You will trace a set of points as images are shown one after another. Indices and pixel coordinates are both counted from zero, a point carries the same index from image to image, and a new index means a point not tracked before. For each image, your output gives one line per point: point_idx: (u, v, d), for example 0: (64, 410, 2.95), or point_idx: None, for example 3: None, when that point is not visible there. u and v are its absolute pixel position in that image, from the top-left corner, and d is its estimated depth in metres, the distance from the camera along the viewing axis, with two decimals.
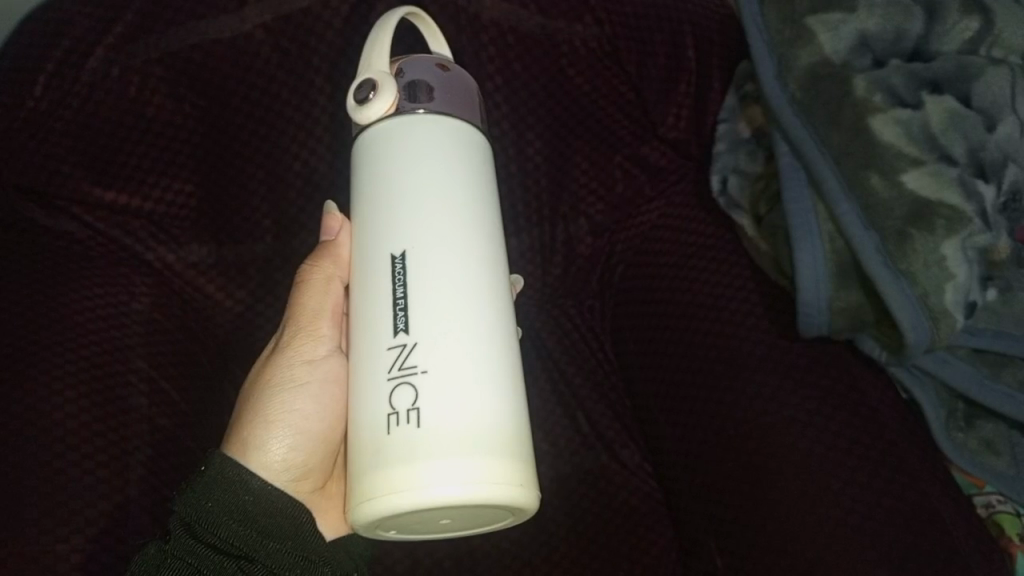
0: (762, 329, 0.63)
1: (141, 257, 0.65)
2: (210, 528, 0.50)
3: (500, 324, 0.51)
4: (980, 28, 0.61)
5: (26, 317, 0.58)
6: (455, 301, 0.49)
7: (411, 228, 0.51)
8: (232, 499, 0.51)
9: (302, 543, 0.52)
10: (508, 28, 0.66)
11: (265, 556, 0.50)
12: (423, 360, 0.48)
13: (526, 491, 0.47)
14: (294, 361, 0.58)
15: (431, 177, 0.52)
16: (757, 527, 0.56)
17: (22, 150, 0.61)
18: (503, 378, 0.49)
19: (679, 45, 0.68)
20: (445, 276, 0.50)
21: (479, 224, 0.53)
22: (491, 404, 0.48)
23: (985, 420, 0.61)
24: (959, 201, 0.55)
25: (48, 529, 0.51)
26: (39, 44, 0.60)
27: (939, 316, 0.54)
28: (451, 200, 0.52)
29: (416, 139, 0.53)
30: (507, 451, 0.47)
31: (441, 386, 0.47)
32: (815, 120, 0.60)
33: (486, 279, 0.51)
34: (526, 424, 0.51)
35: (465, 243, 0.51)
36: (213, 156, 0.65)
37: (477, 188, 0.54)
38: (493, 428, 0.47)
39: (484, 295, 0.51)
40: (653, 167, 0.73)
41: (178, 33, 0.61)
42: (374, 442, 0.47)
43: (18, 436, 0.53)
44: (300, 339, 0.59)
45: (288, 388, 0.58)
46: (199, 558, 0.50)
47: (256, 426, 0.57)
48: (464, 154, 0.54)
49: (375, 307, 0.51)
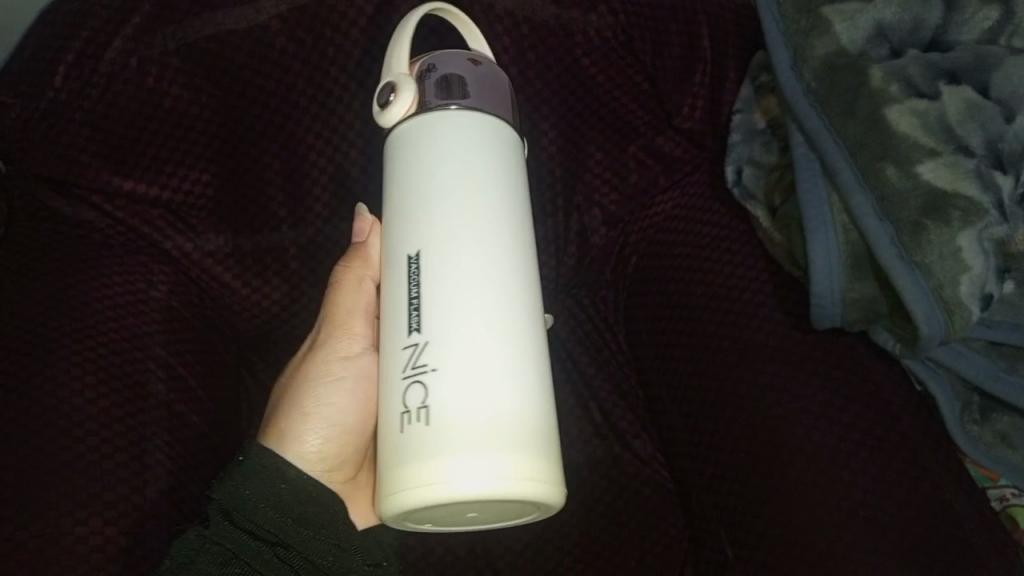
0: (775, 320, 0.63)
1: (159, 245, 0.65)
2: (247, 514, 0.51)
3: (524, 317, 0.51)
4: (1000, 17, 0.60)
5: (47, 304, 0.59)
6: (470, 293, 0.50)
7: (434, 222, 0.52)
8: (270, 487, 0.52)
9: (335, 531, 0.53)
10: (523, 18, 0.66)
11: (300, 544, 0.51)
12: (445, 353, 0.48)
13: (548, 485, 0.47)
14: (329, 357, 0.59)
15: (448, 171, 0.53)
16: (769, 518, 0.56)
17: (42, 139, 0.62)
18: (519, 371, 0.49)
19: (695, 35, 0.68)
20: (467, 268, 0.50)
21: (503, 217, 0.53)
22: (512, 397, 0.48)
23: (999, 413, 0.60)
24: (977, 194, 0.54)
25: (68, 511, 0.52)
26: (59, 34, 0.61)
27: (954, 309, 0.54)
28: (478, 193, 0.52)
29: (440, 134, 0.54)
30: (528, 444, 0.47)
31: (454, 382, 0.47)
32: (830, 110, 0.59)
33: (509, 272, 0.51)
34: (551, 417, 0.50)
35: (490, 237, 0.52)
36: (229, 146, 0.66)
37: (500, 180, 0.54)
38: (513, 421, 0.47)
39: (508, 287, 0.51)
40: (668, 156, 0.73)
41: (195, 23, 0.62)
42: (399, 433, 0.48)
43: (38, 422, 0.54)
44: (334, 337, 0.60)
45: (324, 381, 0.59)
46: (236, 544, 0.50)
47: (292, 419, 0.58)
48: (481, 147, 0.54)
49: (399, 303, 0.52)
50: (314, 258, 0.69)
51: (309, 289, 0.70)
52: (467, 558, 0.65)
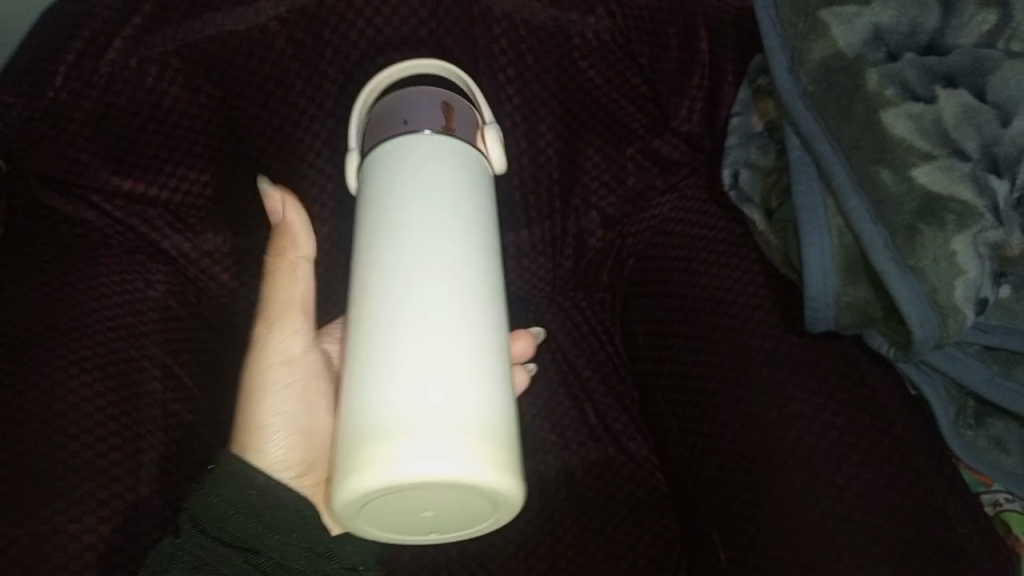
0: (770, 324, 0.63)
1: (158, 245, 0.66)
2: (218, 521, 0.51)
3: (489, 313, 0.50)
4: (998, 21, 0.60)
5: (45, 303, 0.60)
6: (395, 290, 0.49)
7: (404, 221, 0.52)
8: (239, 493, 0.52)
9: (308, 535, 0.52)
10: (521, 20, 0.66)
11: (271, 549, 0.51)
12: (407, 338, 0.47)
13: (510, 474, 0.45)
14: (270, 364, 0.61)
15: (386, 187, 0.54)
16: (760, 521, 0.56)
17: (42, 139, 0.62)
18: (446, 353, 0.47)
19: (693, 38, 0.68)
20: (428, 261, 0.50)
21: (440, 212, 0.52)
22: (475, 384, 0.46)
23: (995, 418, 0.61)
24: (971, 196, 0.54)
25: (61, 508, 0.52)
26: (60, 35, 0.62)
27: (949, 313, 0.54)
28: (450, 196, 0.53)
29: (384, 160, 0.56)
30: (475, 430, 0.45)
31: (373, 378, 0.47)
32: (827, 114, 0.60)
33: (475, 271, 0.51)
34: (493, 398, 0.47)
35: (458, 236, 0.52)
36: (228, 147, 0.66)
37: (462, 190, 0.55)
38: (474, 406, 0.45)
39: (468, 281, 0.50)
40: (666, 159, 0.73)
41: (194, 25, 0.62)
42: (355, 418, 0.46)
43: (34, 419, 0.54)
44: (270, 334, 0.61)
45: (275, 386, 0.61)
46: (208, 551, 0.51)
47: (251, 427, 0.60)
48: (419, 160, 0.55)
49: (364, 293, 0.51)
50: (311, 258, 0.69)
51: None
52: (460, 558, 0.65)
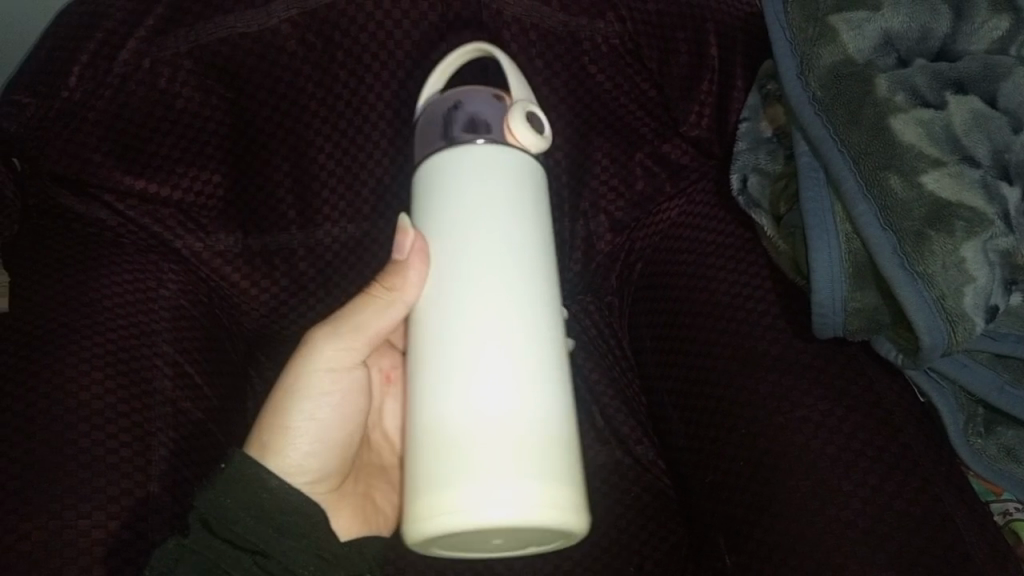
0: (777, 329, 0.63)
1: (170, 244, 0.66)
2: (227, 523, 0.51)
3: (552, 344, 0.51)
4: (1011, 27, 0.59)
5: (58, 300, 0.61)
6: (464, 329, 0.49)
7: (467, 251, 0.51)
8: (251, 496, 0.52)
9: (317, 541, 0.52)
10: (530, 24, 0.67)
11: (280, 553, 0.51)
12: (474, 378, 0.48)
13: (578, 515, 0.47)
14: (316, 368, 0.56)
15: (446, 212, 0.52)
16: (766, 527, 0.56)
17: (57, 138, 0.63)
18: (514, 397, 0.47)
19: (703, 43, 0.68)
20: (492, 297, 0.50)
21: (501, 242, 0.51)
22: (541, 424, 0.47)
23: (1004, 426, 0.60)
24: (981, 205, 0.54)
25: (72, 503, 0.53)
26: (75, 36, 0.63)
27: (957, 320, 0.53)
28: (512, 222, 0.52)
29: (441, 179, 0.54)
30: (547, 474, 0.46)
31: (444, 421, 0.48)
32: (837, 120, 0.59)
33: (540, 303, 0.51)
34: (559, 435, 0.48)
35: (524, 266, 0.51)
36: (239, 148, 0.67)
37: (521, 208, 0.53)
38: (542, 449, 0.47)
39: (531, 314, 0.50)
40: (674, 164, 0.73)
41: (207, 27, 0.63)
42: (430, 458, 0.47)
43: (47, 414, 0.55)
44: (327, 346, 0.56)
45: (310, 397, 0.57)
46: (216, 552, 0.50)
47: (272, 433, 0.56)
48: (477, 180, 0.53)
49: (429, 325, 0.51)
50: (321, 259, 0.69)
51: (316, 289, 0.70)
52: (466, 560, 0.65)
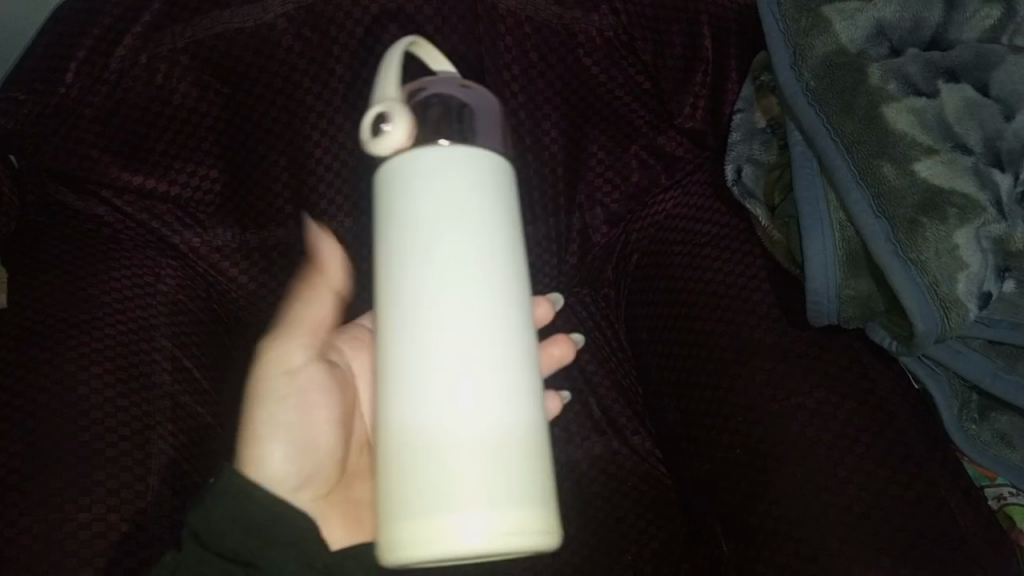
0: (773, 319, 0.63)
1: (167, 239, 0.67)
2: (217, 537, 0.49)
3: (524, 355, 0.48)
4: (1002, 16, 0.60)
5: (56, 295, 0.61)
6: (433, 351, 0.46)
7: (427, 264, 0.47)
8: (238, 510, 0.49)
9: (308, 551, 0.51)
10: (524, 18, 0.67)
11: (270, 566, 0.49)
12: (440, 396, 0.45)
13: (551, 530, 0.45)
14: (271, 370, 0.54)
15: (410, 219, 0.48)
16: (762, 512, 0.57)
17: (54, 134, 0.63)
18: (488, 425, 0.45)
19: (697, 35, 0.68)
20: (461, 316, 0.46)
21: (472, 252, 0.47)
22: (514, 439, 0.45)
23: (999, 413, 0.61)
24: (973, 190, 0.54)
25: (73, 496, 0.53)
26: (71, 33, 0.63)
27: (951, 306, 0.54)
28: (472, 233, 0.48)
29: (406, 185, 0.48)
30: (520, 499, 0.44)
31: (416, 444, 0.45)
32: (829, 109, 0.60)
33: (509, 310, 0.48)
34: (532, 459, 0.46)
35: (490, 275, 0.47)
36: (236, 143, 0.67)
37: (487, 215, 0.48)
38: (514, 471, 0.45)
39: (502, 333, 0.47)
40: (669, 156, 0.74)
41: (202, 22, 0.62)
42: (400, 483, 0.45)
43: (46, 408, 0.56)
44: (270, 346, 0.54)
45: (271, 399, 0.54)
46: (210, 567, 0.49)
47: (247, 441, 0.53)
48: (442, 187, 0.48)
49: (395, 343, 0.47)
50: None
51: None
52: None
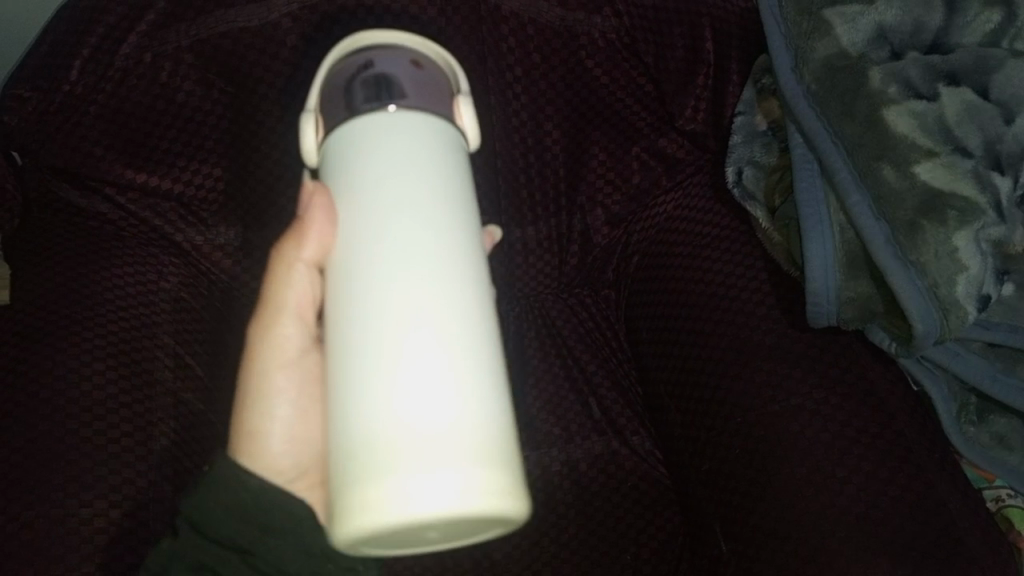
0: (773, 320, 0.63)
1: (170, 237, 0.67)
2: (214, 525, 0.49)
3: (481, 308, 0.44)
4: (1002, 20, 0.60)
5: (60, 291, 0.61)
6: (375, 308, 0.43)
7: (374, 224, 0.45)
8: (233, 504, 0.49)
9: (306, 538, 0.50)
10: (527, 19, 0.67)
11: (265, 553, 0.49)
12: (383, 357, 0.42)
13: (515, 493, 0.41)
14: (264, 362, 0.55)
15: (356, 178, 0.46)
16: (761, 513, 0.57)
17: (59, 132, 0.63)
18: (436, 382, 0.41)
19: (698, 38, 0.68)
20: (407, 269, 0.43)
21: (416, 204, 0.45)
22: (471, 404, 0.41)
23: (998, 415, 0.61)
24: (973, 193, 0.55)
25: (74, 492, 0.53)
26: (75, 31, 0.63)
27: (950, 308, 0.54)
28: (420, 186, 0.45)
29: (351, 143, 0.47)
30: (476, 455, 0.40)
31: (361, 409, 0.42)
32: (830, 112, 0.60)
33: (461, 262, 0.45)
34: (490, 415, 0.42)
35: (442, 236, 0.45)
36: (241, 141, 0.67)
37: (435, 167, 0.46)
38: (468, 426, 0.41)
39: (451, 283, 0.43)
40: (670, 157, 0.74)
41: (207, 20, 0.62)
42: (349, 451, 0.42)
43: (49, 405, 0.56)
44: (262, 334, 0.55)
45: (265, 391, 0.54)
46: (205, 554, 0.49)
47: (241, 432, 0.54)
48: (385, 139, 0.46)
49: (342, 307, 0.45)
50: None
51: None
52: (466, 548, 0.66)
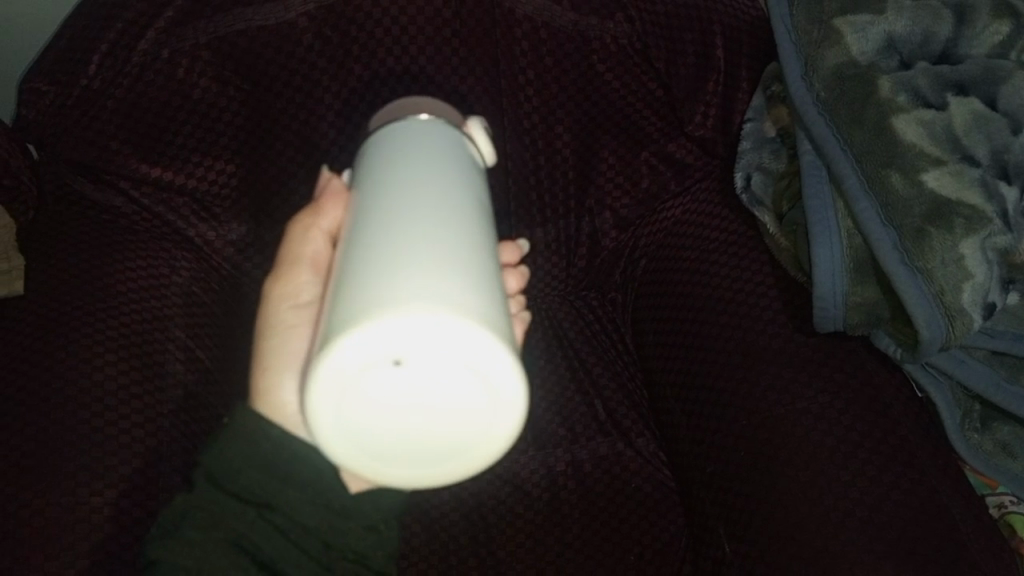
0: (779, 324, 0.64)
1: (182, 232, 0.68)
2: (230, 476, 0.50)
3: (469, 207, 0.45)
4: (1011, 31, 0.61)
5: (74, 282, 0.62)
6: (370, 204, 0.45)
7: (380, 160, 0.49)
8: (250, 474, 0.50)
9: (324, 493, 0.51)
10: (541, 23, 0.68)
11: (285, 504, 0.50)
12: (369, 230, 0.43)
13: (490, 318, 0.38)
14: (279, 308, 0.58)
15: (373, 145, 0.52)
16: (766, 514, 0.57)
17: (75, 125, 0.64)
18: (414, 232, 0.41)
19: (710, 46, 0.69)
20: (399, 175, 0.46)
21: (419, 146, 0.49)
22: (454, 253, 0.40)
23: (1001, 423, 0.61)
24: (979, 202, 0.55)
25: (84, 481, 0.54)
26: (93, 26, 0.63)
27: (956, 315, 0.55)
28: (422, 138, 0.50)
29: (374, 135, 0.53)
30: (444, 276, 0.38)
31: (344, 273, 0.42)
32: (840, 120, 0.61)
33: (451, 175, 0.47)
34: (470, 263, 0.41)
35: (436, 160, 0.48)
36: (255, 139, 0.68)
37: (439, 135, 0.51)
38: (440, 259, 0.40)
39: (440, 183, 0.46)
40: (679, 162, 0.75)
41: (226, 19, 0.63)
42: (328, 310, 0.41)
43: (62, 395, 0.56)
44: (279, 286, 0.58)
45: (279, 332, 0.57)
46: (221, 506, 0.50)
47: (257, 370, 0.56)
48: (401, 122, 0.53)
49: (346, 226, 0.47)
50: None
51: None
52: (470, 546, 0.67)
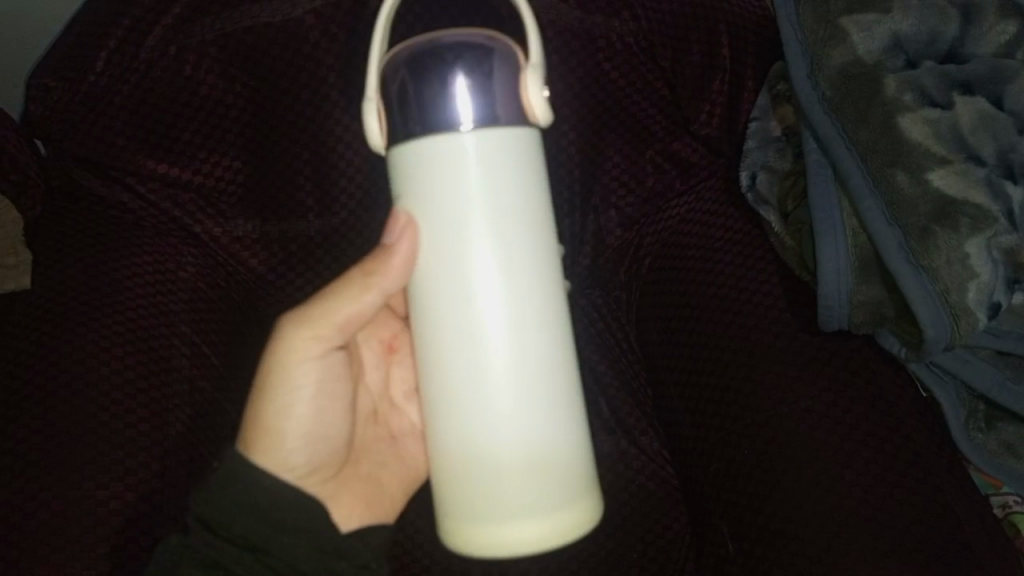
0: (784, 322, 0.64)
1: (189, 227, 0.67)
2: (226, 521, 0.53)
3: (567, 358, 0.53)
4: (1018, 31, 0.60)
5: (81, 278, 0.62)
6: (502, 362, 0.51)
7: (493, 279, 0.51)
8: (245, 520, 0.53)
9: (317, 538, 0.54)
10: (547, 22, 0.69)
11: (279, 551, 0.53)
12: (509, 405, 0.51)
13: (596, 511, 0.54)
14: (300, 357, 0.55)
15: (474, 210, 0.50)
16: (767, 512, 0.57)
17: (82, 121, 0.64)
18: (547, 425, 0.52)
19: (715, 44, 0.69)
20: (520, 328, 0.51)
21: (530, 272, 0.52)
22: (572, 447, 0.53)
23: (1006, 423, 0.61)
24: (985, 202, 0.55)
25: (90, 475, 0.55)
26: (101, 22, 0.64)
27: (960, 314, 0.55)
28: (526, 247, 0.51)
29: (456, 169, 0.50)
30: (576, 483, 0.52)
31: (491, 440, 0.51)
32: (846, 120, 0.60)
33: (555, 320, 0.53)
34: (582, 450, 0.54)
35: (543, 300, 0.52)
36: (259, 134, 0.67)
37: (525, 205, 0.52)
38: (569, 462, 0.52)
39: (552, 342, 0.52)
40: (684, 161, 0.74)
41: (234, 15, 0.64)
42: (478, 478, 0.51)
43: (69, 388, 0.57)
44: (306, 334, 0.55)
45: (292, 388, 0.56)
46: (216, 551, 0.52)
47: (260, 430, 0.55)
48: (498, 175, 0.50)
49: (465, 351, 0.51)
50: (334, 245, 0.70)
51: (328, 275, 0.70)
52: None
